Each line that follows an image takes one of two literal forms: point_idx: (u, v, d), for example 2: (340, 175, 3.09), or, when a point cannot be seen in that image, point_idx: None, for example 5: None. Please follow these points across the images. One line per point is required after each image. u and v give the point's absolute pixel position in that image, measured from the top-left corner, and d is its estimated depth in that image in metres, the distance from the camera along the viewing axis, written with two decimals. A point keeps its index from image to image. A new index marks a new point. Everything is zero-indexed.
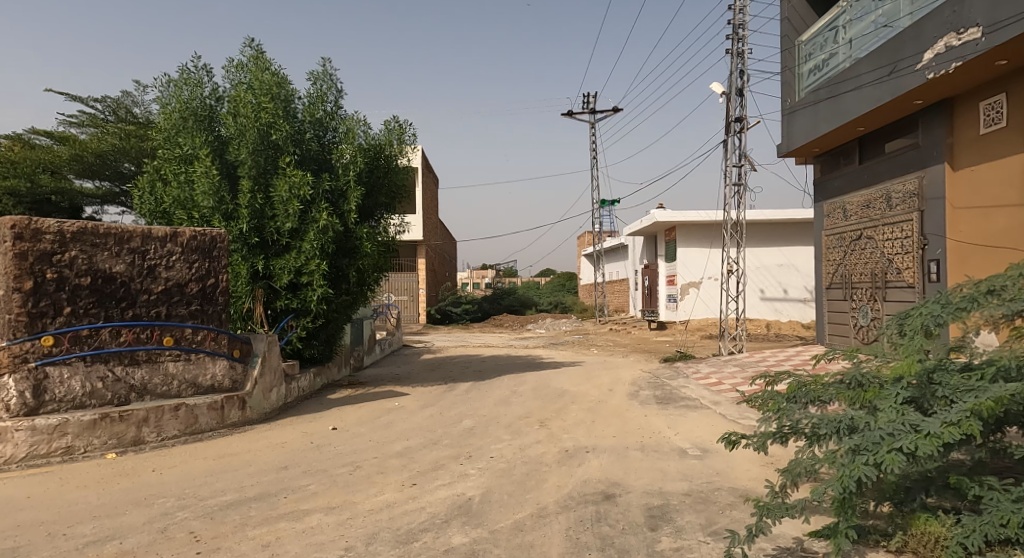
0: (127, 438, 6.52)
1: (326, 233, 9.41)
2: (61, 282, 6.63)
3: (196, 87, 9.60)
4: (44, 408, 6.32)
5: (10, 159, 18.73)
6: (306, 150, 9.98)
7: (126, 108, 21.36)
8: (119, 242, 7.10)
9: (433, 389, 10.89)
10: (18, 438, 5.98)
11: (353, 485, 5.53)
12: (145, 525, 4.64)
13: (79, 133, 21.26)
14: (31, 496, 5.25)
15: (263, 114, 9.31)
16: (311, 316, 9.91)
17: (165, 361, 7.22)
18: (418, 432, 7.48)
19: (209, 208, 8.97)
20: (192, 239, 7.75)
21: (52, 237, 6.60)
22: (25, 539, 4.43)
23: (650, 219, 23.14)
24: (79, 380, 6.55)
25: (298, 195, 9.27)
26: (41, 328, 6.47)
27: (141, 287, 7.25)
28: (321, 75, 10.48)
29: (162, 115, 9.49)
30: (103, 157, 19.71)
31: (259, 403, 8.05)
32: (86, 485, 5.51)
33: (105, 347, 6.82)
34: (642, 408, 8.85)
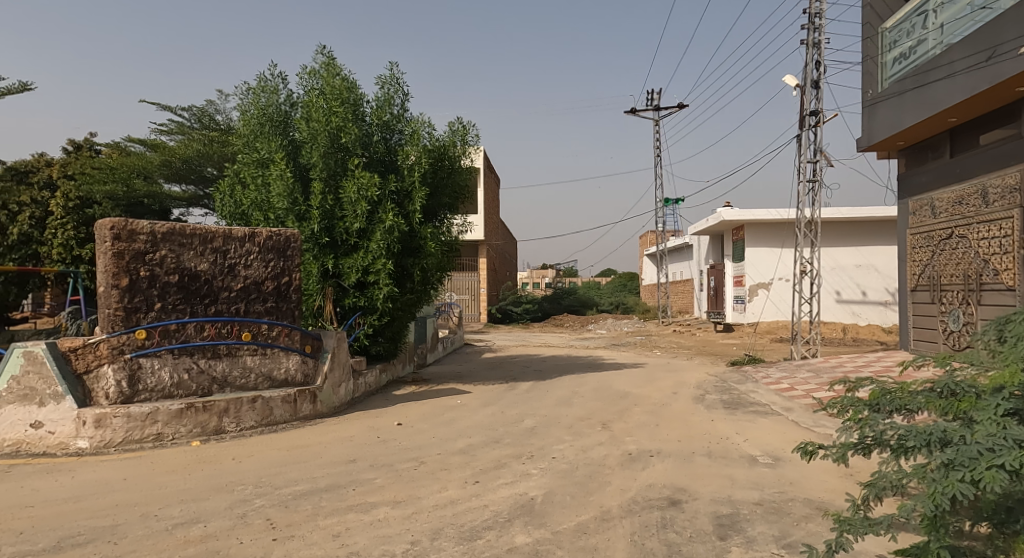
0: (210, 427, 6.86)
1: (392, 233, 9.57)
2: (153, 280, 7.04)
3: (273, 94, 10.02)
4: (138, 397, 6.72)
5: (110, 166, 19.56)
6: (373, 153, 10.23)
7: (210, 116, 22.43)
8: (203, 242, 7.48)
9: (494, 388, 10.93)
10: (116, 423, 6.35)
11: (417, 480, 5.62)
12: (226, 510, 4.86)
13: (168, 140, 22.45)
14: (127, 478, 5.60)
15: (334, 118, 9.61)
16: (377, 314, 10.14)
17: (244, 355, 7.57)
18: (479, 431, 7.52)
19: (284, 209, 9.34)
20: (268, 239, 8.05)
21: (145, 237, 7.00)
22: (120, 519, 4.71)
23: (717, 218, 22.54)
24: (167, 371, 6.95)
25: (366, 196, 9.47)
26: (136, 322, 6.90)
27: (222, 284, 7.61)
28: (388, 79, 10.73)
29: (242, 121, 9.98)
30: (189, 162, 20.91)
31: (329, 397, 8.30)
32: (173, 470, 5.83)
33: (190, 341, 7.21)
34: (708, 413, 8.63)
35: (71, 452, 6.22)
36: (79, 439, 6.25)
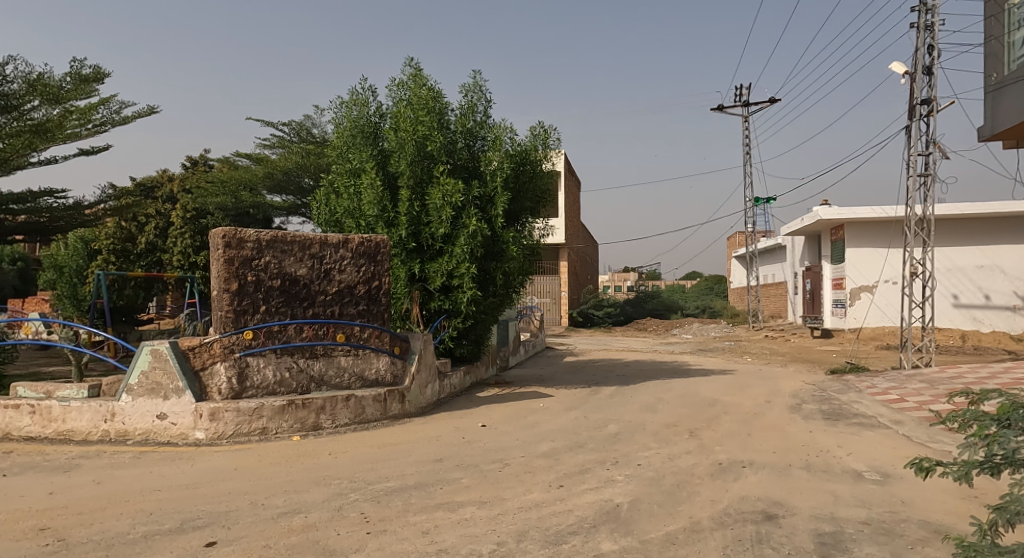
0: (309, 423, 7.20)
1: (476, 238, 9.67)
2: (258, 284, 7.46)
3: (363, 107, 10.41)
4: (245, 393, 7.16)
5: (221, 179, 21.28)
6: (457, 159, 10.39)
7: (307, 129, 23.42)
8: (302, 248, 7.84)
9: (577, 392, 10.83)
10: (227, 417, 6.80)
11: (503, 481, 5.63)
12: (323, 503, 5.05)
13: (271, 153, 23.77)
14: (236, 468, 5.96)
15: (420, 127, 9.84)
16: (461, 317, 10.29)
17: (338, 356, 7.89)
18: (563, 435, 7.47)
19: (374, 216, 9.68)
20: (360, 245, 8.33)
21: (252, 244, 7.42)
22: (231, 506, 5.01)
23: (814, 218, 21.45)
24: (271, 369, 7.36)
25: (451, 202, 9.63)
26: (244, 324, 7.34)
27: (319, 288, 7.95)
28: (472, 87, 10.89)
29: (336, 133, 10.43)
30: (288, 174, 22.01)
31: (417, 398, 8.50)
32: (276, 463, 6.15)
33: (291, 342, 7.60)
34: (807, 423, 8.18)
35: (190, 442, 6.72)
36: (197, 430, 6.75)
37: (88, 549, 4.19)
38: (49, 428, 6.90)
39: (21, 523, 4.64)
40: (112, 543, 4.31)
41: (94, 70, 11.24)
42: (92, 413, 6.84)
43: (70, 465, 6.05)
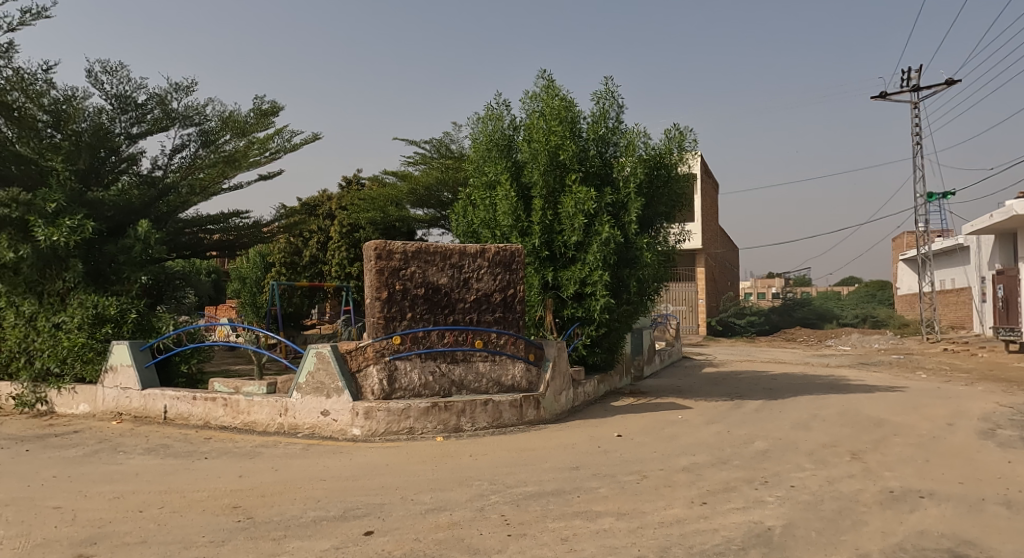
0: (450, 425, 7.65)
1: (609, 245, 9.65)
2: (405, 293, 8.04)
3: (498, 121, 10.84)
4: (395, 394, 7.78)
5: (370, 197, 23.00)
6: (589, 167, 10.43)
7: (446, 145, 24.57)
8: (444, 259, 8.32)
9: (719, 405, 10.47)
10: (380, 416, 7.46)
11: (642, 494, 5.63)
12: (467, 502, 5.36)
13: (415, 170, 25.25)
14: (389, 464, 6.49)
15: (552, 137, 10.06)
16: (594, 324, 10.34)
17: (477, 361, 8.30)
18: (705, 449, 7.29)
19: (508, 226, 10.06)
20: (496, 254, 8.67)
21: (399, 255, 8.01)
22: (385, 499, 5.47)
23: (1007, 214, 19.00)
24: (417, 373, 7.93)
25: (584, 210, 9.72)
26: (393, 329, 7.96)
27: (458, 296, 8.39)
28: (603, 94, 10.96)
29: (474, 147, 10.96)
30: (429, 189, 22.52)
31: (552, 405, 8.67)
32: (423, 461, 6.60)
33: (434, 347, 8.10)
34: (1001, 452, 7.30)
35: (348, 437, 7.43)
36: (354, 427, 7.46)
37: (272, 528, 4.79)
38: (237, 419, 7.94)
39: (218, 501, 5.39)
40: (290, 524, 4.88)
41: (273, 104, 12.53)
42: (270, 407, 7.78)
43: (254, 453, 6.92)
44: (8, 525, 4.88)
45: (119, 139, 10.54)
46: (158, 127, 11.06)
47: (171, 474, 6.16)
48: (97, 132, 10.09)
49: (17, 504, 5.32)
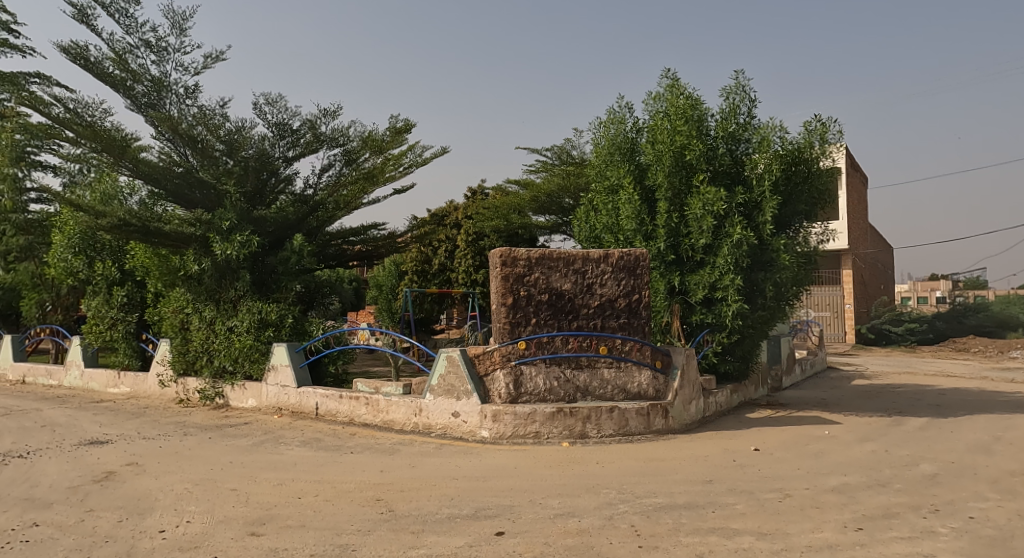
0: (576, 431, 7.66)
1: (741, 247, 9.25)
2: (529, 299, 8.15)
3: (620, 124, 10.71)
4: (521, 398, 7.92)
5: (494, 206, 23.60)
6: (719, 166, 10.02)
7: (567, 152, 24.51)
8: (567, 265, 8.33)
9: (873, 421, 9.62)
10: (506, 420, 7.66)
11: (785, 514, 5.30)
12: (595, 510, 5.33)
13: (537, 178, 25.51)
14: (517, 467, 6.60)
15: (678, 138, 9.79)
16: (726, 331, 9.90)
17: (602, 367, 8.23)
18: (857, 470, 6.72)
19: (632, 230, 9.93)
20: (620, 259, 8.51)
21: (523, 262, 8.15)
22: (515, 501, 5.57)
23: None
24: (542, 378, 8.02)
25: (713, 211, 9.38)
26: (518, 334, 8.10)
27: (582, 302, 8.34)
28: (733, 89, 10.50)
29: (596, 152, 10.92)
30: (551, 195, 22.37)
31: (681, 414, 8.39)
32: (551, 466, 6.65)
33: (558, 352, 8.15)
34: None
35: (477, 439, 7.71)
36: (482, 429, 7.72)
37: (410, 522, 5.04)
38: (377, 417, 8.47)
39: (363, 493, 5.75)
40: (427, 519, 5.11)
41: (405, 120, 13.18)
42: (406, 407, 8.24)
43: (392, 449, 7.33)
44: (192, 503, 5.53)
45: (278, 162, 11.50)
46: (310, 150, 11.81)
47: (323, 465, 6.67)
48: (261, 157, 11.14)
49: (199, 485, 6.02)
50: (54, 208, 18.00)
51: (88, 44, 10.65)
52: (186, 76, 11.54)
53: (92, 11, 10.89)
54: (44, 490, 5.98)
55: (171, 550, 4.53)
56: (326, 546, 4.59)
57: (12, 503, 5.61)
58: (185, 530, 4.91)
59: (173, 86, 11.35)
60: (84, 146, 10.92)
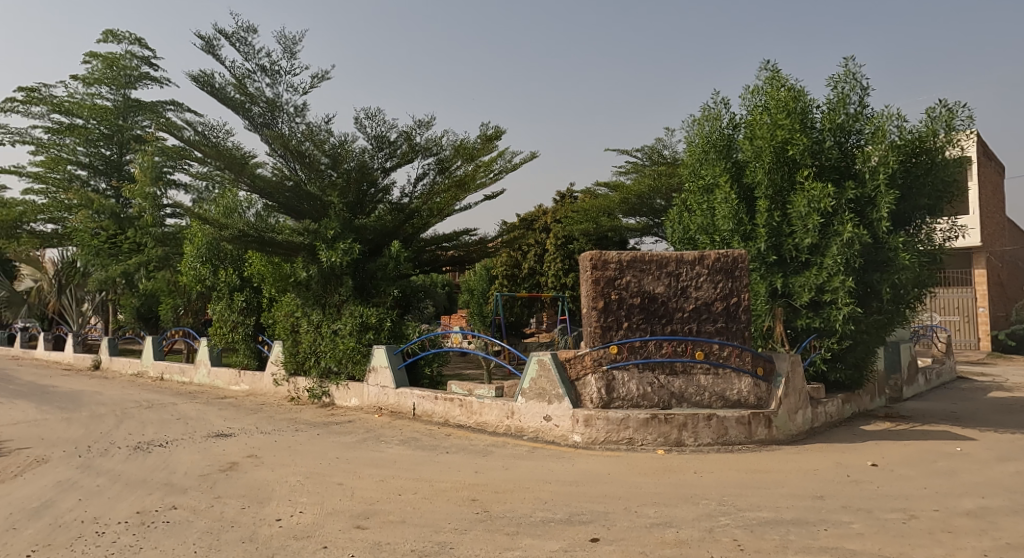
0: (672, 439, 7.42)
1: (853, 246, 8.66)
2: (621, 302, 8.00)
3: (716, 120, 10.33)
4: (613, 404, 7.79)
5: (583, 209, 23.43)
6: (825, 160, 9.42)
7: (658, 151, 23.98)
8: (660, 267, 8.10)
9: (1013, 438, 8.69)
10: (599, 425, 7.54)
11: (908, 536, 4.88)
12: (695, 521, 5.13)
13: (627, 179, 25.10)
14: (611, 473, 6.47)
15: (779, 132, 9.30)
16: (836, 336, 9.29)
17: (698, 373, 7.95)
18: (994, 492, 6.08)
19: (730, 230, 9.56)
20: (717, 261, 8.18)
21: (614, 265, 8.02)
22: (610, 508, 5.46)
23: None
24: (635, 383, 7.85)
25: (819, 208, 8.85)
26: (610, 339, 7.97)
27: (676, 305, 8.09)
28: (842, 77, 9.85)
29: (689, 150, 10.61)
30: (641, 197, 21.83)
31: (786, 424, 7.93)
32: (646, 474, 6.48)
33: (651, 357, 7.94)
34: None
35: (570, 443, 7.64)
36: (574, 434, 7.64)
37: (506, 524, 5.05)
38: (471, 419, 8.59)
39: (459, 493, 5.83)
40: (521, 522, 5.10)
41: (496, 128, 13.35)
42: (498, 410, 8.31)
43: (486, 451, 7.39)
44: (304, 495, 5.81)
45: (377, 174, 11.94)
46: (406, 160, 12.17)
47: (421, 464, 6.82)
48: (361, 170, 11.51)
49: (308, 479, 6.33)
50: (185, 222, 19.62)
51: (213, 71, 11.47)
52: (296, 96, 12.20)
53: (216, 42, 11.71)
54: (178, 476, 6.50)
55: (285, 539, 4.78)
56: (426, 543, 4.68)
57: (153, 487, 6.13)
58: (298, 520, 5.17)
59: (284, 106, 12.03)
60: (209, 165, 11.82)
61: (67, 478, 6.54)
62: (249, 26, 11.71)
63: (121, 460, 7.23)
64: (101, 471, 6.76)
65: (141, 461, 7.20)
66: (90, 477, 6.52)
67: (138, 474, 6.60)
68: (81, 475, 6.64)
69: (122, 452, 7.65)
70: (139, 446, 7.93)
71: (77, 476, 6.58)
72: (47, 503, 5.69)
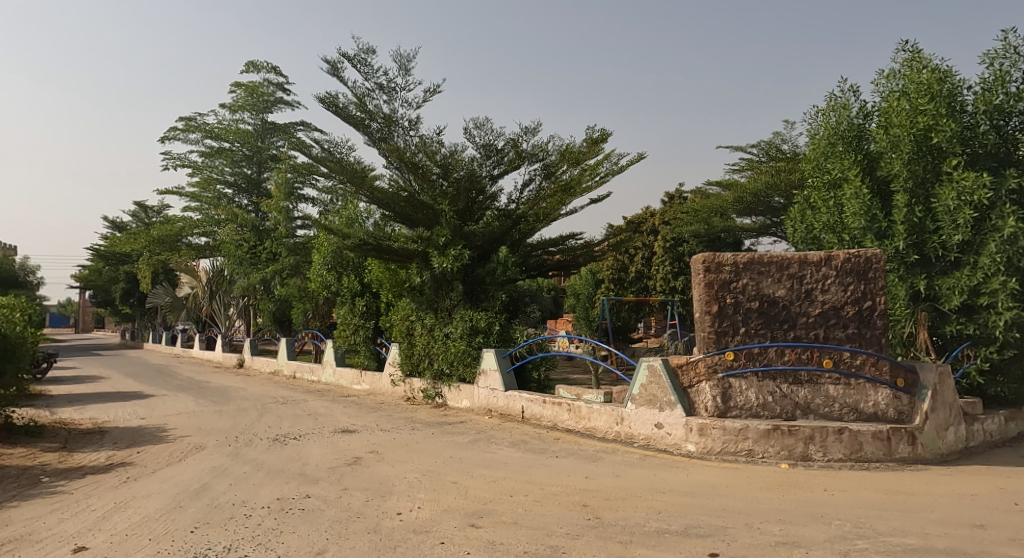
0: (797, 452, 6.90)
1: (1015, 243, 7.77)
2: (737, 306, 7.58)
3: (843, 110, 9.62)
4: (730, 413, 7.39)
5: (694, 208, 22.61)
6: (979, 147, 8.45)
7: (776, 146, 22.75)
8: (780, 269, 7.60)
9: None
10: (715, 434, 7.16)
11: None
12: (827, 543, 4.72)
13: (741, 177, 24.03)
14: (730, 486, 6.11)
15: (921, 118, 8.47)
16: (994, 345, 8.27)
17: (826, 383, 7.35)
18: None
19: (861, 228, 8.75)
20: (847, 262, 7.53)
21: (730, 267, 7.62)
22: (731, 522, 5.14)
23: None
24: (754, 392, 7.40)
25: (971, 201, 7.94)
26: (725, 344, 7.58)
27: (800, 310, 7.54)
28: (999, 53, 8.81)
29: (813, 144, 9.94)
30: (757, 195, 20.68)
31: (933, 442, 7.13)
32: (768, 488, 6.05)
33: (772, 365, 7.46)
34: None
35: (683, 453, 7.32)
36: (688, 443, 7.32)
37: (619, 532, 4.89)
38: (580, 423, 8.46)
39: (570, 498, 5.72)
40: (635, 531, 4.92)
41: (602, 130, 13.15)
42: (607, 415, 8.15)
43: (597, 457, 7.23)
44: (422, 491, 5.94)
45: (485, 181, 12.10)
46: (513, 166, 12.25)
47: (532, 467, 6.79)
48: (470, 177, 11.68)
49: (426, 476, 6.47)
50: (315, 233, 20.90)
51: (337, 92, 12.14)
52: (411, 110, 12.67)
53: (340, 65, 12.38)
54: (310, 468, 6.87)
55: (406, 532, 4.89)
56: (539, 545, 4.62)
57: (289, 476, 6.52)
58: (416, 515, 5.28)
59: (399, 120, 12.55)
60: (334, 179, 12.54)
61: (220, 464, 7.12)
62: (369, 47, 12.30)
63: (264, 450, 7.77)
64: (247, 459, 7.30)
65: (279, 452, 7.70)
66: (239, 465, 7.05)
67: (277, 464, 7.05)
68: (231, 462, 7.20)
69: (264, 443, 8.23)
70: (279, 438, 8.49)
71: (228, 463, 7.14)
72: (204, 486, 6.20)
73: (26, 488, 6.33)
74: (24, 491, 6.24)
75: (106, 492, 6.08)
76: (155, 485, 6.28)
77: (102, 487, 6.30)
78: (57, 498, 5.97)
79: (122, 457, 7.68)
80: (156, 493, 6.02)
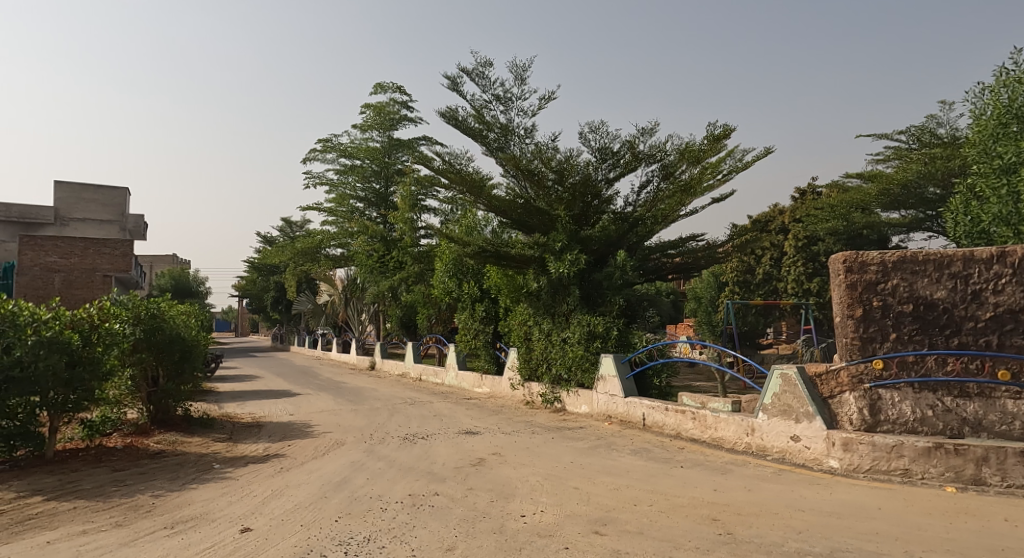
0: (966, 475, 5.95)
1: None
2: (887, 309, 6.83)
3: (1017, 85, 8.53)
4: (880, 428, 6.66)
5: (830, 204, 21.15)
6: None
7: (930, 132, 20.61)
8: (939, 267, 6.70)
9: None
10: (862, 450, 6.45)
11: None
12: None
13: (886, 167, 21.89)
14: (883, 509, 5.45)
15: None
16: None
17: (1003, 397, 6.33)
18: None
19: None
20: None
21: (875, 267, 6.88)
22: (889, 548, 4.56)
23: None
24: (909, 405, 6.60)
25: None
26: (872, 352, 6.86)
27: (966, 313, 6.57)
28: None
29: (978, 125, 8.81)
30: (907, 185, 18.90)
31: None
32: (931, 514, 5.33)
33: (932, 375, 6.59)
34: None
35: (825, 469, 6.67)
36: (831, 459, 6.66)
37: (758, 550, 4.48)
38: (705, 433, 7.99)
39: (701, 511, 5.35)
40: (777, 550, 4.49)
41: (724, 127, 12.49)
42: (736, 426, 7.63)
43: (726, 469, 6.76)
44: (546, 495, 5.81)
45: (600, 185, 11.87)
46: (630, 169, 11.87)
47: (657, 476, 6.46)
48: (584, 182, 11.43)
49: (549, 480, 6.33)
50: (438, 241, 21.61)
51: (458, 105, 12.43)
52: (528, 118, 12.74)
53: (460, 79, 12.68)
54: (437, 467, 6.98)
55: (531, 535, 4.77)
56: None
57: (419, 474, 6.64)
58: (541, 518, 5.15)
59: (516, 129, 12.62)
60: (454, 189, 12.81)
61: (357, 459, 7.42)
62: (486, 60, 12.49)
63: (396, 448, 8.01)
64: (381, 456, 7.55)
65: (409, 450, 7.91)
66: (374, 461, 7.31)
67: (408, 462, 7.23)
68: (367, 458, 7.48)
69: (395, 441, 8.50)
70: (409, 437, 8.73)
71: (364, 459, 7.42)
72: (344, 479, 6.47)
73: (202, 472, 6.93)
74: (199, 475, 6.83)
75: (264, 480, 6.50)
76: (304, 476, 6.64)
77: (260, 475, 6.75)
78: (226, 482, 6.46)
79: (277, 449, 8.23)
80: (305, 483, 6.35)
